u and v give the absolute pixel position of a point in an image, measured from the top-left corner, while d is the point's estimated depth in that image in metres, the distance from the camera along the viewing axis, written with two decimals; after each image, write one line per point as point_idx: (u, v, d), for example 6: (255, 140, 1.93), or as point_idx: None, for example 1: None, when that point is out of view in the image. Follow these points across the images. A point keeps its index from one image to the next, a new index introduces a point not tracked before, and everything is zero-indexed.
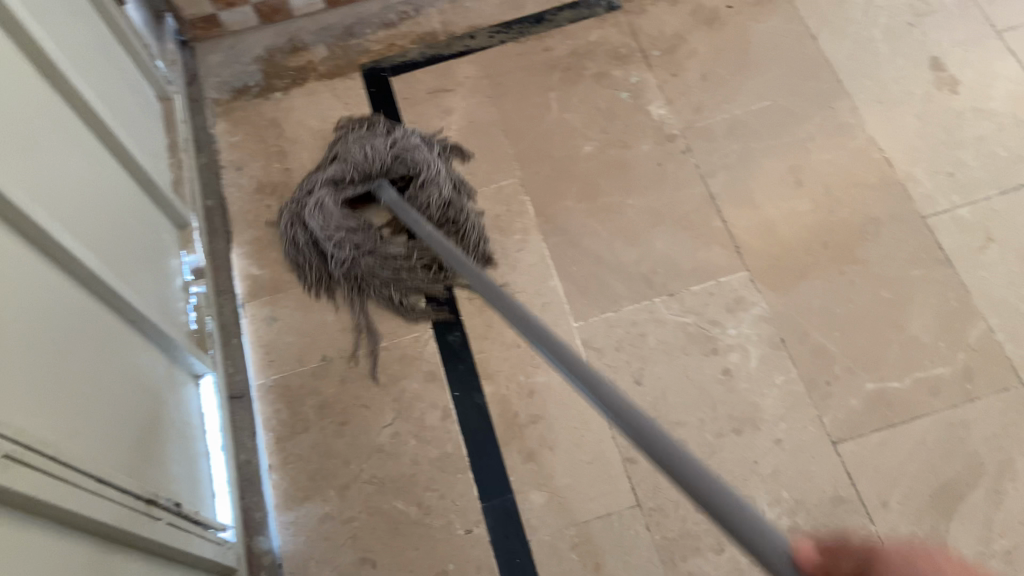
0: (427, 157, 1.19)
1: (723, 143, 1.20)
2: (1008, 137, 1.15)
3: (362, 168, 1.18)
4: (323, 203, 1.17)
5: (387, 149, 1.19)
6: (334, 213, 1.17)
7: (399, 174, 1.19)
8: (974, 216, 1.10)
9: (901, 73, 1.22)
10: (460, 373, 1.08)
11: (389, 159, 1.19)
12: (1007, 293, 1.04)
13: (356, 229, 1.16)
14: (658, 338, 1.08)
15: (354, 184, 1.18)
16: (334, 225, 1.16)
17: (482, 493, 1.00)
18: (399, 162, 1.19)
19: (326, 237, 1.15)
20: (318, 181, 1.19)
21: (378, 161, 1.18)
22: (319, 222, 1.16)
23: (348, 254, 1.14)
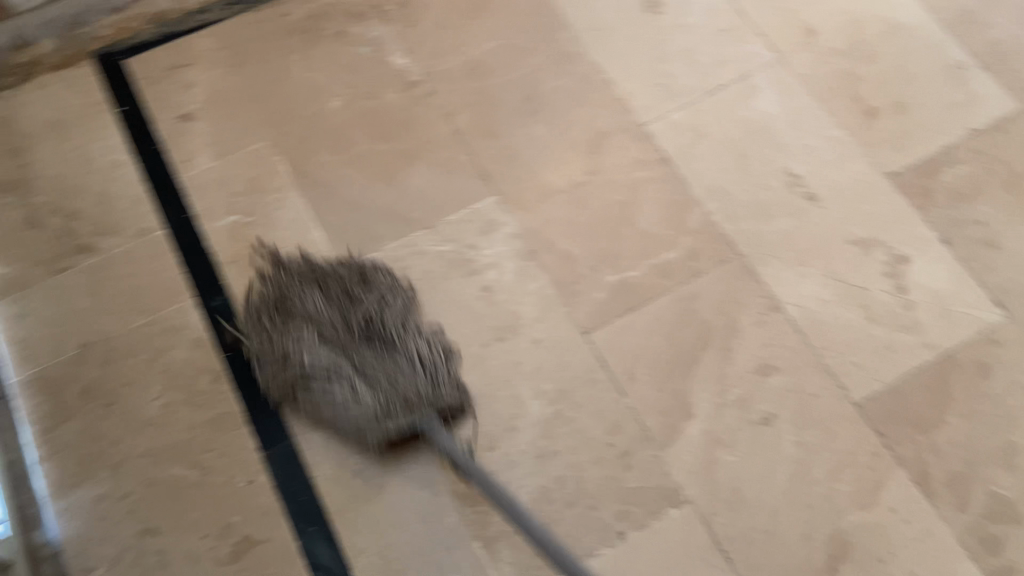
0: (426, 351, 0.99)
1: (461, 82, 1.26)
2: (708, 47, 1.27)
3: (344, 300, 1.02)
4: (293, 323, 1.01)
5: (377, 338, 1.00)
6: (316, 355, 0.99)
7: (403, 398, 0.96)
8: (685, 118, 1.22)
9: (614, 1, 1.32)
10: (227, 335, 1.08)
11: (378, 361, 0.98)
12: (719, 180, 1.17)
13: (355, 409, 0.97)
14: (420, 268, 1.12)
15: (337, 336, 0.99)
16: (294, 343, 0.99)
17: (260, 443, 1.02)
18: (400, 389, 0.96)
19: (298, 362, 0.99)
20: (305, 275, 1.04)
21: (373, 367, 0.97)
22: (303, 352, 0.99)
23: (314, 379, 0.98)
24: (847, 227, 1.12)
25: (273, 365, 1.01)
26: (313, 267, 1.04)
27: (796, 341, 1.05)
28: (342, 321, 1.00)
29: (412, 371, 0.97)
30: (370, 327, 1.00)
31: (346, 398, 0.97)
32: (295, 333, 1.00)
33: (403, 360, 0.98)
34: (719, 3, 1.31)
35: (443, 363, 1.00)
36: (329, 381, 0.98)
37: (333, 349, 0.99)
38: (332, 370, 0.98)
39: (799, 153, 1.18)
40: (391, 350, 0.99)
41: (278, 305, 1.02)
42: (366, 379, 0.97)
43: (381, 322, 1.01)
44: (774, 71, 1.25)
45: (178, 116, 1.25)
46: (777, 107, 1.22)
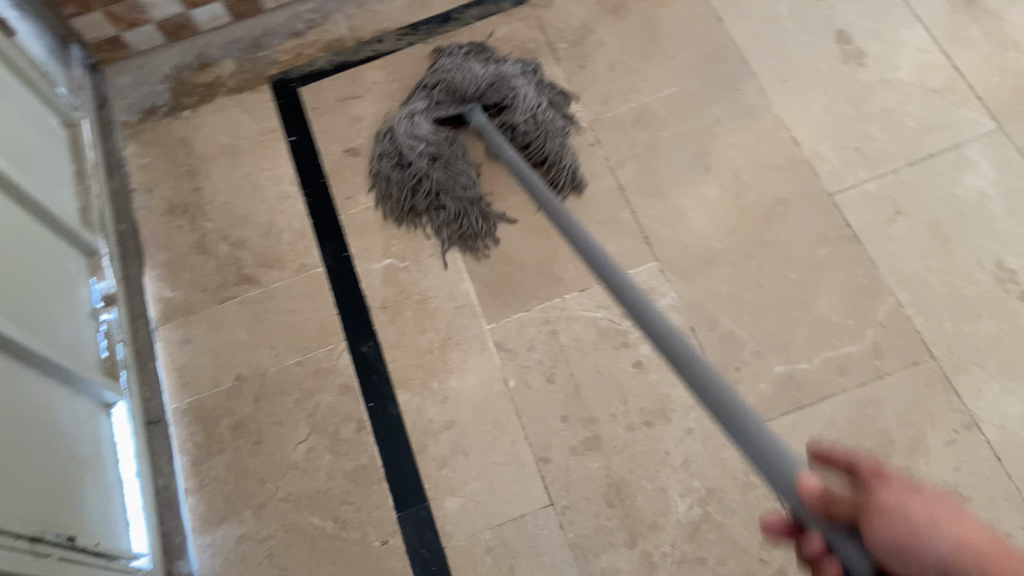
0: (524, 103, 1.16)
1: (631, 132, 1.19)
2: (915, 108, 1.13)
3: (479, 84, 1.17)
4: (445, 73, 1.21)
5: (493, 74, 1.18)
6: (457, 76, 1.19)
7: (491, 101, 1.17)
8: (882, 190, 1.09)
9: (809, 48, 1.20)
10: (373, 383, 1.08)
11: (469, 85, 1.18)
12: (916, 267, 1.03)
13: (418, 125, 1.18)
14: (570, 334, 1.07)
15: (476, 72, 1.19)
16: (457, 76, 1.19)
17: (396, 502, 1.00)
18: (496, 89, 1.17)
19: (412, 110, 1.19)
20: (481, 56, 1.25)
21: (473, 83, 1.17)
22: (422, 101, 1.20)
23: (400, 165, 1.17)
24: None
25: (411, 108, 1.20)
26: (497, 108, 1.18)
27: (993, 469, 0.92)
28: (489, 69, 1.19)
29: (526, 105, 1.16)
30: (497, 70, 1.20)
31: (428, 130, 1.17)
32: (440, 137, 1.17)
33: (513, 86, 1.18)
34: (930, 59, 1.17)
35: (546, 131, 1.16)
36: (461, 77, 1.19)
37: (484, 70, 1.19)
38: (445, 181, 1.15)
39: (1014, 242, 1.03)
40: (501, 94, 1.17)
41: (447, 66, 1.22)
42: (476, 86, 1.17)
43: (525, 108, 1.16)
44: (991, 142, 1.09)
45: (345, 149, 1.25)
46: (992, 186, 1.07)
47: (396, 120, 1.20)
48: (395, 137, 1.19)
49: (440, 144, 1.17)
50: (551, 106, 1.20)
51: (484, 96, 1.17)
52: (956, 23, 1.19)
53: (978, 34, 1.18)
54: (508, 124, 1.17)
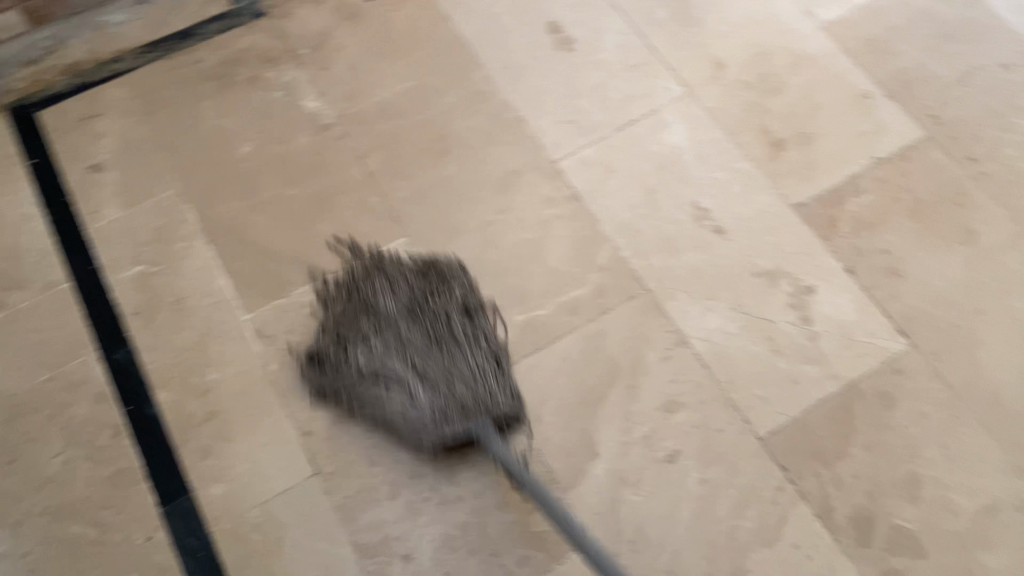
0: (475, 356, 0.99)
1: (373, 124, 1.26)
2: (619, 83, 1.28)
3: (417, 307, 1.02)
4: (391, 316, 1.01)
5: (438, 333, 1.00)
6: (396, 353, 0.98)
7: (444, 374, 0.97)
8: (596, 154, 1.22)
9: (526, 39, 1.33)
10: (130, 388, 1.07)
11: (438, 360, 0.98)
12: (629, 216, 1.17)
13: (411, 405, 0.96)
14: (326, 313, 1.11)
15: (411, 317, 1.01)
16: (398, 351, 0.98)
17: (161, 497, 1.00)
18: (437, 315, 1.01)
19: (364, 352, 0.99)
20: (399, 286, 1.03)
21: (427, 331, 1.00)
22: (367, 354, 0.99)
23: (337, 368, 1.01)
24: (752, 259, 1.12)
25: (361, 357, 0.99)
26: (440, 328, 1.00)
27: (702, 376, 1.05)
28: (407, 300, 1.02)
29: (468, 352, 0.99)
30: (422, 324, 1.00)
31: (393, 372, 0.97)
32: (377, 348, 0.99)
33: (463, 336, 1.00)
34: (629, 40, 1.32)
35: (500, 373, 1.00)
36: (413, 338, 0.99)
37: (398, 306, 1.01)
38: (373, 404, 0.99)
39: (707, 186, 1.18)
40: (451, 337, 1.00)
41: (397, 302, 1.02)
42: (421, 338, 0.99)
43: (461, 349, 0.99)
44: (684, 105, 1.25)
45: (89, 166, 1.24)
46: (685, 141, 1.22)
47: (348, 355, 1.00)
48: (359, 377, 0.99)
49: (385, 354, 0.98)
50: (466, 305, 1.04)
51: (420, 316, 1.01)
52: (649, 7, 1.35)
53: (666, 14, 1.33)
54: (451, 337, 1.00)
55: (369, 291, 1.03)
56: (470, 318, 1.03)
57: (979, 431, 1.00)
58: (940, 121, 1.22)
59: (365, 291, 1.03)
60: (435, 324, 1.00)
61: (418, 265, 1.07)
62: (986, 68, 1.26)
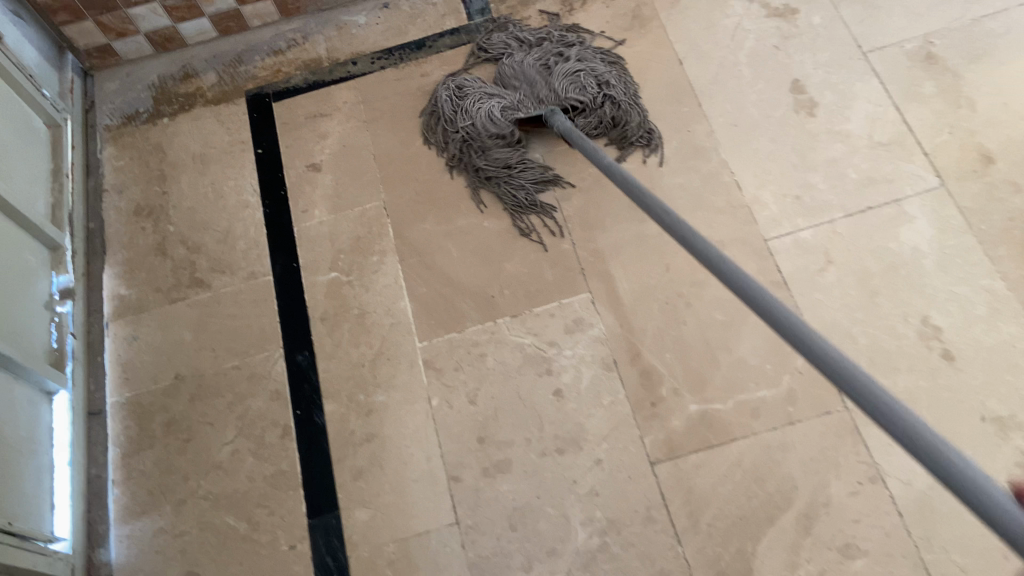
0: (601, 67, 1.25)
1: (581, 168, 1.22)
2: (860, 161, 1.14)
3: (574, 75, 1.24)
4: (528, 70, 1.26)
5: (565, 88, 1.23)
6: (545, 91, 1.23)
7: (556, 82, 1.25)
8: (816, 239, 1.09)
9: (763, 96, 1.22)
10: (304, 392, 1.11)
11: (560, 88, 1.22)
12: (840, 316, 1.04)
13: (492, 118, 1.23)
14: (497, 357, 1.09)
15: (563, 72, 1.24)
16: (527, 95, 1.24)
17: (309, 509, 1.03)
18: (562, 72, 1.25)
19: (490, 105, 1.24)
20: (554, 49, 1.29)
21: (557, 97, 1.22)
22: (495, 102, 1.24)
23: (470, 140, 1.24)
24: (984, 398, 0.96)
25: (490, 107, 1.24)
26: (573, 77, 1.24)
27: (893, 523, 0.91)
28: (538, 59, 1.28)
29: (598, 70, 1.25)
30: (576, 80, 1.23)
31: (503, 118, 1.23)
32: (506, 117, 1.24)
33: (576, 59, 1.26)
34: (881, 113, 1.17)
35: (614, 78, 1.25)
36: (547, 91, 1.23)
37: (544, 73, 1.24)
38: (485, 113, 1.24)
39: (942, 300, 1.02)
40: (581, 75, 1.24)
41: (540, 65, 1.27)
42: (544, 68, 1.24)
43: (585, 74, 1.24)
44: (933, 199, 1.09)
45: (308, 164, 1.29)
46: (927, 242, 1.06)
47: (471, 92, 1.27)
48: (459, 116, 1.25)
49: (507, 126, 1.24)
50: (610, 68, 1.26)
51: (570, 91, 1.24)
52: (911, 78, 1.18)
53: (932, 90, 1.17)
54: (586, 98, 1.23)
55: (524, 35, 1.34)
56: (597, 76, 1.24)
57: None
58: None
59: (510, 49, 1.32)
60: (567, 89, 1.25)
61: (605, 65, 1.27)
62: None
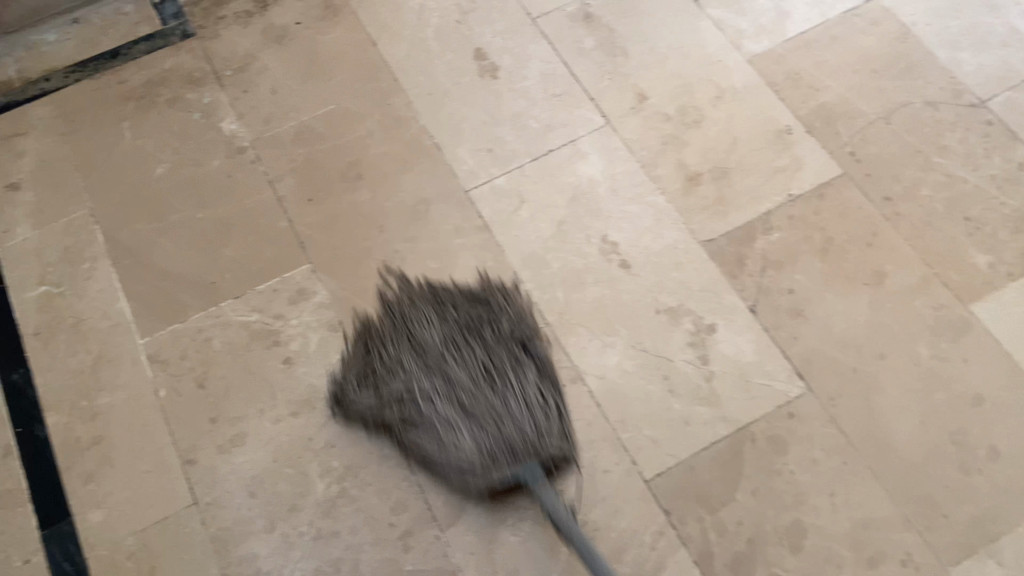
0: (519, 312, 1.03)
1: (290, 148, 1.25)
2: (539, 112, 1.27)
3: (487, 337, 0.98)
4: (472, 389, 0.94)
5: (533, 419, 0.93)
6: (513, 439, 0.91)
7: (492, 360, 0.97)
8: (508, 183, 1.21)
9: (452, 65, 1.32)
10: (22, 409, 1.06)
11: (532, 424, 0.93)
12: (535, 247, 1.15)
13: (473, 467, 0.92)
14: (223, 339, 1.10)
15: (519, 392, 0.95)
16: (508, 434, 0.91)
17: (42, 520, 0.99)
18: (498, 354, 0.97)
19: (463, 442, 0.93)
20: (473, 334, 0.98)
21: (531, 441, 0.91)
22: (450, 437, 0.93)
23: (406, 421, 0.96)
24: (657, 295, 1.10)
25: (436, 434, 0.94)
26: (479, 347, 0.97)
27: (594, 414, 1.03)
28: (453, 329, 0.98)
29: (512, 329, 1.00)
30: (544, 389, 0.96)
31: (473, 455, 0.92)
32: (428, 410, 0.95)
33: (495, 312, 1.01)
34: (552, 69, 1.31)
35: (519, 345, 0.99)
36: (517, 429, 0.92)
37: (473, 361, 0.96)
38: (439, 422, 0.94)
39: (617, 219, 1.17)
40: (506, 346, 0.98)
41: (483, 365, 0.96)
42: (477, 363, 0.96)
43: (499, 346, 0.98)
44: (601, 136, 1.24)
45: (4, 184, 1.24)
46: (600, 173, 1.21)
47: (418, 401, 0.95)
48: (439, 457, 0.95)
49: (438, 426, 0.94)
50: (487, 306, 1.02)
51: (487, 354, 0.97)
52: (575, 37, 1.33)
53: (592, 44, 1.32)
54: (535, 381, 0.96)
55: (429, 293, 1.03)
56: (546, 380, 0.97)
57: (870, 480, 0.98)
58: (859, 159, 1.19)
59: (409, 310, 1.01)
60: (490, 358, 0.97)
61: (471, 288, 1.06)
62: (910, 105, 1.24)
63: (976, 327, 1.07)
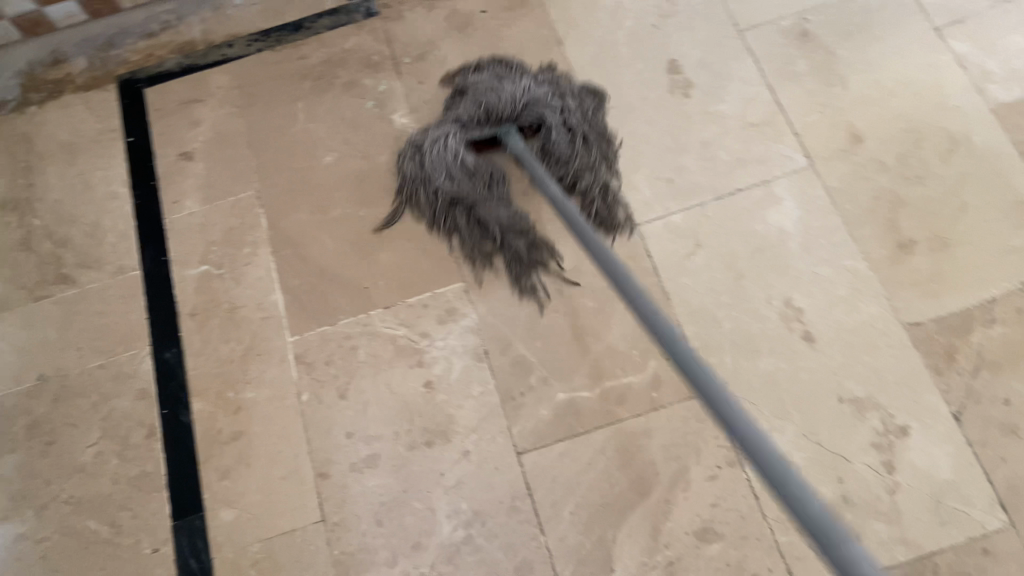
0: (584, 105, 1.17)
1: None
2: (732, 142, 1.13)
3: (548, 95, 1.15)
4: (500, 120, 1.13)
5: (523, 91, 1.14)
6: (505, 109, 1.12)
7: (525, 124, 1.13)
8: (686, 222, 1.09)
9: (641, 76, 1.20)
10: (171, 390, 1.08)
11: (559, 130, 1.13)
12: (707, 300, 1.04)
13: (459, 153, 1.13)
14: (368, 350, 1.07)
15: (560, 133, 1.13)
16: (491, 129, 1.13)
17: (174, 510, 1.00)
18: (531, 111, 1.13)
19: (444, 131, 1.13)
20: (509, 71, 1.19)
21: (510, 102, 1.12)
22: (453, 130, 1.13)
23: (419, 155, 1.14)
24: (842, 380, 0.97)
25: (439, 151, 1.13)
26: (535, 98, 1.14)
27: (749, 506, 0.92)
28: (522, 83, 1.16)
29: (562, 101, 1.16)
30: (550, 88, 1.17)
31: (465, 160, 1.13)
32: (461, 151, 1.13)
33: (546, 96, 1.15)
34: (754, 92, 1.16)
35: (569, 108, 1.15)
36: (495, 96, 1.13)
37: (513, 94, 1.13)
38: (456, 140, 1.13)
39: (806, 282, 1.03)
40: (571, 125, 1.14)
41: (523, 93, 1.14)
42: (511, 102, 1.13)
43: (552, 110, 1.14)
44: (801, 180, 1.09)
45: (180, 153, 1.25)
46: (794, 223, 1.07)
47: (424, 144, 1.14)
48: (427, 171, 1.13)
49: (461, 152, 1.13)
50: (563, 92, 1.17)
51: (531, 99, 1.13)
52: (786, 57, 1.18)
53: (805, 68, 1.17)
54: (577, 130, 1.14)
55: (511, 67, 1.21)
56: (561, 94, 1.17)
57: None
58: None
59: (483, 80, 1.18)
60: (537, 126, 1.15)
61: (756, 487, 0.93)
62: None
63: None
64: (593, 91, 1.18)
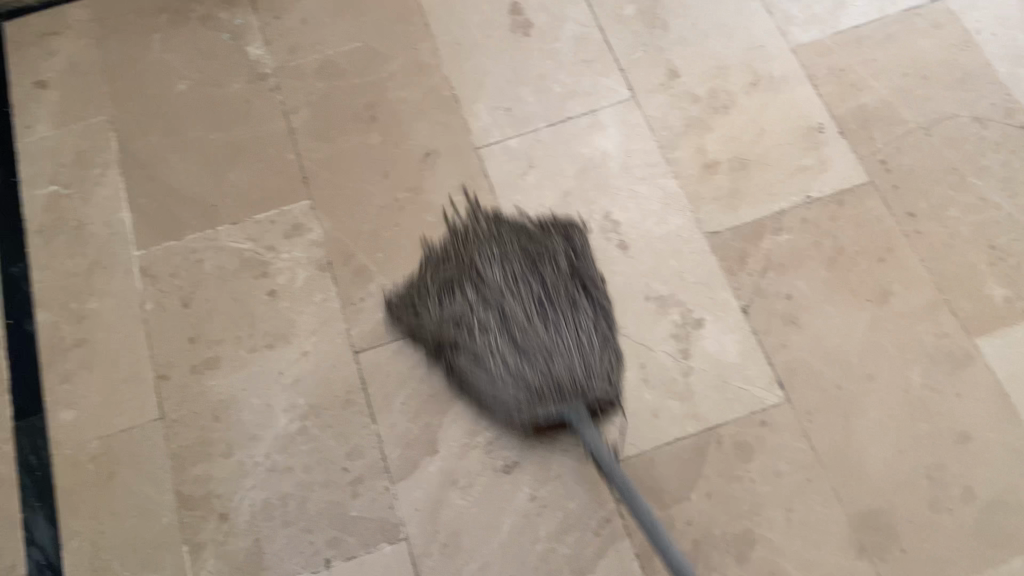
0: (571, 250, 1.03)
1: (309, 81, 1.23)
2: (564, 77, 1.23)
3: (534, 267, 1.00)
4: (526, 323, 0.96)
5: (507, 282, 0.99)
6: (558, 341, 0.95)
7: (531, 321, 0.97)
8: (521, 146, 1.18)
9: (484, 16, 1.28)
10: (16, 302, 1.10)
11: (592, 335, 0.97)
12: (535, 215, 1.13)
13: (516, 402, 0.94)
14: (214, 263, 1.11)
15: (581, 326, 0.97)
16: (537, 349, 0.94)
17: (14, 413, 1.03)
18: (550, 286, 0.99)
19: (488, 344, 0.96)
20: (499, 258, 1.01)
21: (506, 291, 0.98)
22: (511, 366, 0.94)
23: (451, 324, 0.99)
24: (649, 281, 1.07)
25: (485, 375, 0.96)
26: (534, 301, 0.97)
27: None
28: (516, 266, 1.00)
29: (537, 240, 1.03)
30: (539, 260, 1.01)
31: (520, 381, 0.94)
32: (471, 303, 0.99)
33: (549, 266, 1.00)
34: (587, 33, 1.26)
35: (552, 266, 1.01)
36: (488, 286, 0.99)
37: (502, 276, 0.99)
38: (492, 323, 0.97)
39: (623, 198, 1.13)
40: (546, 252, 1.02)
41: (539, 295, 0.98)
42: (527, 286, 0.98)
43: (552, 284, 0.99)
44: (624, 110, 1.20)
45: (32, 81, 1.26)
46: (616, 147, 1.17)
47: (472, 356, 0.97)
48: (465, 352, 0.98)
49: (482, 330, 0.97)
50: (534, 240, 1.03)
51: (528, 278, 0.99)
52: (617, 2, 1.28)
53: (632, 12, 1.27)
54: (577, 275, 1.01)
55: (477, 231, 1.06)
56: (535, 259, 1.01)
57: (831, 501, 0.95)
58: (890, 169, 1.13)
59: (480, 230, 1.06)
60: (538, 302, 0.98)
61: None
62: (956, 118, 1.16)
63: (976, 361, 1.02)
64: (561, 228, 1.05)
